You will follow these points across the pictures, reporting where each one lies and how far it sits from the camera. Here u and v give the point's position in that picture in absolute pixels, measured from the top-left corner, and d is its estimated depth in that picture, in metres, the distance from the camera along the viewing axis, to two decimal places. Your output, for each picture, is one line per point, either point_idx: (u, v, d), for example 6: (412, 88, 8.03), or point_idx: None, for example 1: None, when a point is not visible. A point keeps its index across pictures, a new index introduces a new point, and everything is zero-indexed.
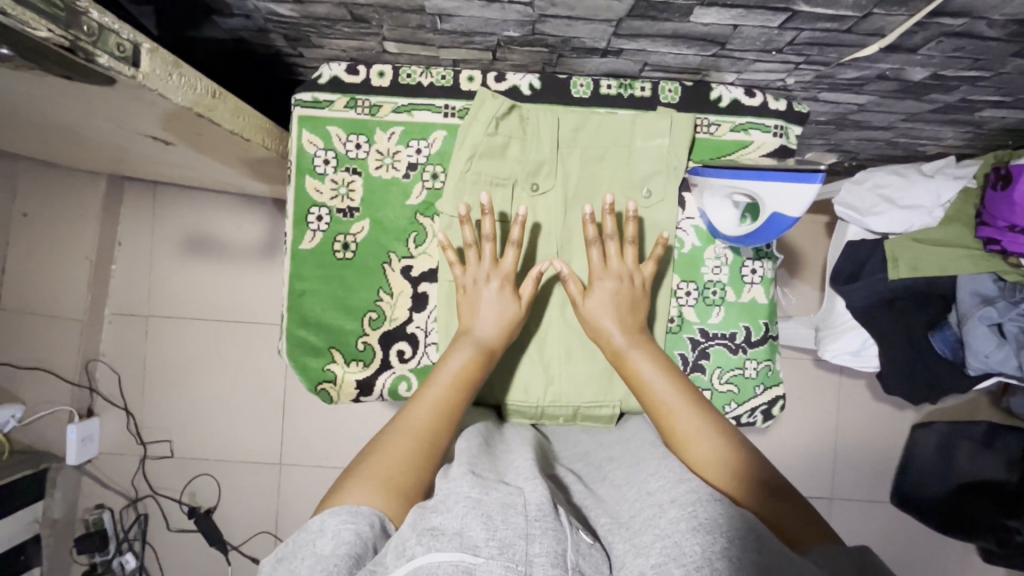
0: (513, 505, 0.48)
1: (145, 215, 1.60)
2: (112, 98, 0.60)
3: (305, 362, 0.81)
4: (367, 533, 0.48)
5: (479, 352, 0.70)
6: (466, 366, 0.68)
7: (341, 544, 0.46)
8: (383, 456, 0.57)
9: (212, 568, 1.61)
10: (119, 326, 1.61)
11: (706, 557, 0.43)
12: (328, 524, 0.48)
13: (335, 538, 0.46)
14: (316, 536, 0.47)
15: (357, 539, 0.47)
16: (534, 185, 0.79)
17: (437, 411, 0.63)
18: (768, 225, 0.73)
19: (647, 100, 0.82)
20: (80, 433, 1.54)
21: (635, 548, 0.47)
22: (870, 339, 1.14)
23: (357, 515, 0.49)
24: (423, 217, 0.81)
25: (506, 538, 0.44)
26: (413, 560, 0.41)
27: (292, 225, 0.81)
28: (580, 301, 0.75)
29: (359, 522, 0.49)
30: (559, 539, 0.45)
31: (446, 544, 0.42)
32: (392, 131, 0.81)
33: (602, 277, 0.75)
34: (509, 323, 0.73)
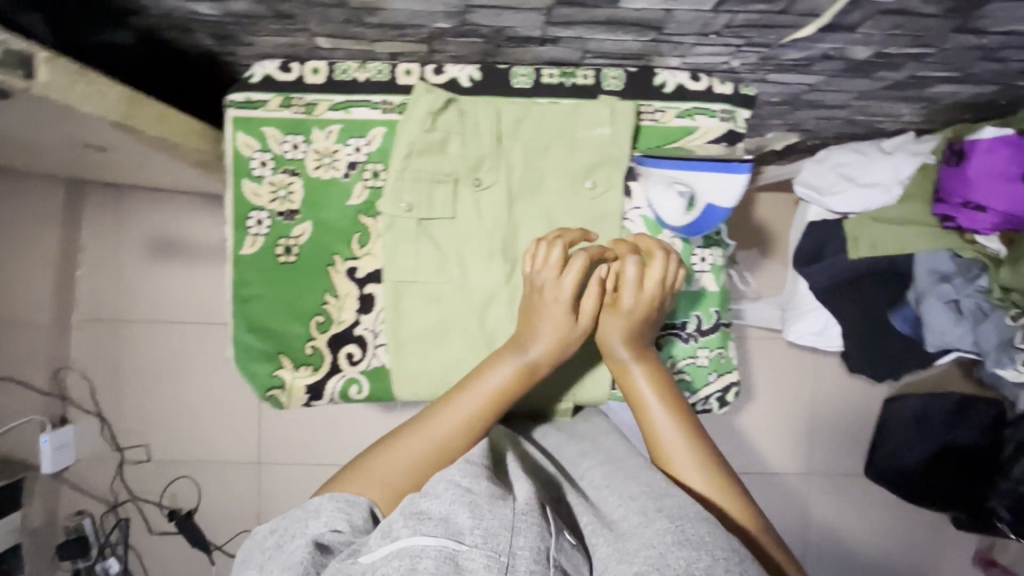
0: (501, 501, 0.51)
1: (106, 218, 1.57)
2: (17, 109, 0.57)
3: (253, 368, 0.81)
4: (351, 526, 0.54)
5: (520, 367, 0.70)
6: (501, 381, 0.69)
7: (330, 531, 0.53)
8: (402, 461, 0.62)
9: (197, 568, 1.62)
10: (87, 332, 1.58)
11: (688, 570, 0.46)
12: (325, 508, 0.56)
13: (327, 525, 0.54)
14: (313, 515, 0.55)
15: (346, 529, 0.54)
16: (476, 181, 0.78)
17: (463, 426, 0.65)
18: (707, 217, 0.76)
19: (590, 88, 0.80)
20: (54, 442, 1.52)
21: (618, 553, 0.49)
22: (832, 319, 1.14)
23: (352, 507, 0.56)
24: (365, 217, 0.80)
25: (495, 529, 0.48)
26: (400, 541, 0.46)
27: (232, 230, 0.80)
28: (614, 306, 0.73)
29: (352, 513, 0.56)
30: (542, 535, 0.48)
31: (433, 529, 0.47)
32: (330, 129, 0.79)
33: (648, 288, 0.73)
34: (561, 341, 0.72)
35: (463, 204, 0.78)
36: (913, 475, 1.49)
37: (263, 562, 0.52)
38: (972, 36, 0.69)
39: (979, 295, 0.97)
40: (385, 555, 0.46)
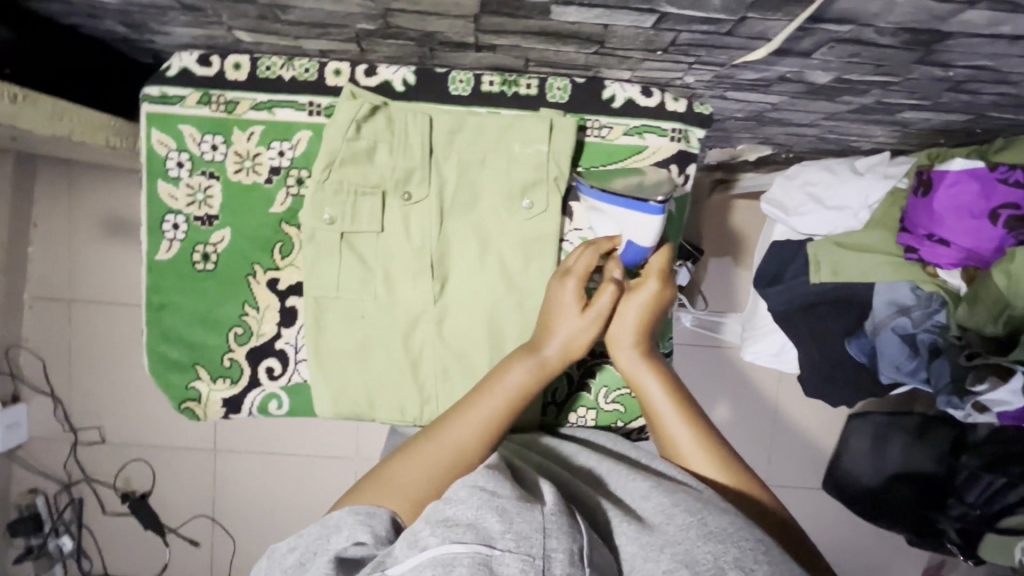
0: (526, 500, 0.47)
1: (58, 195, 1.51)
2: None
3: (168, 379, 0.77)
4: (376, 537, 0.51)
5: (535, 366, 0.66)
6: (518, 380, 0.65)
7: (353, 547, 0.50)
8: (420, 467, 0.58)
9: (150, 549, 1.63)
10: (40, 311, 1.55)
11: (718, 565, 0.44)
12: (344, 522, 0.52)
13: (350, 541, 0.50)
14: (332, 531, 0.51)
15: (368, 541, 0.50)
16: (406, 194, 0.73)
17: (479, 430, 0.61)
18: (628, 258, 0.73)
19: (533, 98, 0.75)
20: (5, 422, 1.49)
21: (644, 551, 0.47)
22: (790, 343, 1.12)
23: (372, 518, 0.53)
24: (288, 226, 0.75)
25: (528, 530, 0.44)
26: (429, 550, 0.43)
27: (146, 234, 0.75)
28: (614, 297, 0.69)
29: (373, 524, 0.52)
30: (574, 535, 0.46)
31: (462, 536, 0.43)
32: (251, 130, 0.74)
33: (650, 280, 0.68)
34: (575, 339, 0.67)
35: (392, 218, 0.74)
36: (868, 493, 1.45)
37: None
38: (936, 68, 0.63)
39: (935, 331, 0.94)
40: (416, 564, 0.43)
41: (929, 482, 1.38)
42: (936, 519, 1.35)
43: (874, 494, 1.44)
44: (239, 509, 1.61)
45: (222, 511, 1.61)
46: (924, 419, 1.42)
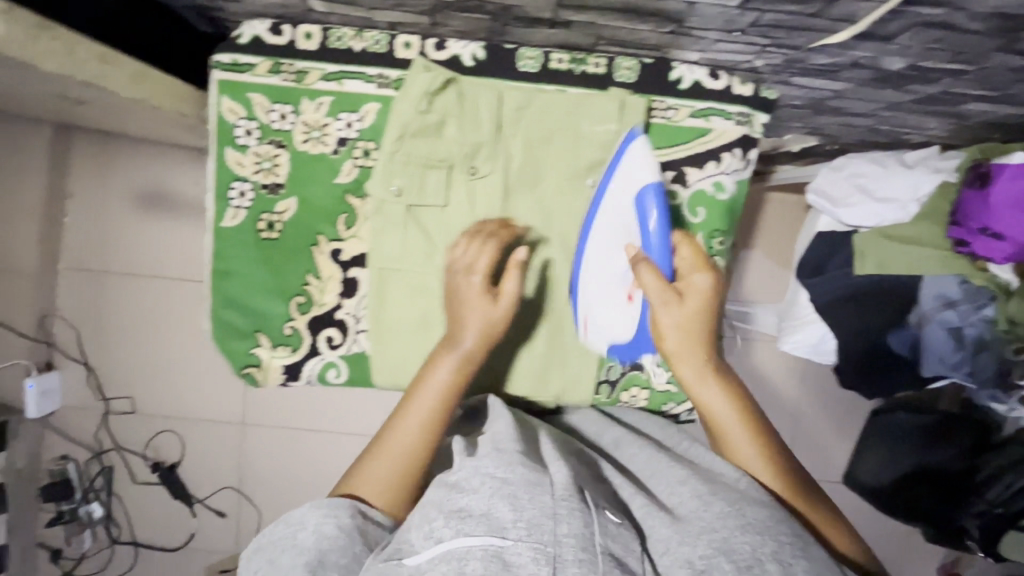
0: (539, 486, 0.52)
1: (93, 164, 1.48)
2: None
3: (230, 344, 0.79)
4: (336, 533, 0.53)
5: (456, 359, 0.64)
6: (440, 379, 0.64)
7: (324, 541, 0.52)
8: (388, 477, 0.61)
9: (176, 517, 1.64)
10: (73, 283, 1.53)
11: (754, 556, 0.47)
12: (308, 519, 0.54)
13: (315, 537, 0.53)
14: (298, 530, 0.53)
15: (338, 533, 0.53)
16: (472, 169, 0.74)
17: (421, 429, 0.62)
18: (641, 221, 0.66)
19: (601, 77, 0.75)
20: (40, 388, 1.50)
21: (678, 535, 0.51)
22: (829, 332, 1.11)
23: (336, 510, 0.55)
24: (352, 197, 0.76)
25: (540, 518, 0.49)
26: (444, 543, 0.48)
27: (212, 200, 0.76)
28: (665, 308, 0.64)
29: (338, 516, 0.55)
30: (585, 519, 0.49)
31: (474, 529, 0.48)
32: (320, 101, 0.74)
33: (697, 278, 0.65)
34: (491, 329, 0.66)
35: (457, 192, 0.75)
36: (884, 490, 1.35)
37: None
38: (1016, 57, 0.63)
39: (983, 324, 0.95)
40: (432, 557, 0.47)
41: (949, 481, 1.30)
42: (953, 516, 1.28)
43: (889, 492, 1.34)
44: (266, 480, 1.62)
45: (248, 484, 1.63)
46: (946, 418, 1.32)
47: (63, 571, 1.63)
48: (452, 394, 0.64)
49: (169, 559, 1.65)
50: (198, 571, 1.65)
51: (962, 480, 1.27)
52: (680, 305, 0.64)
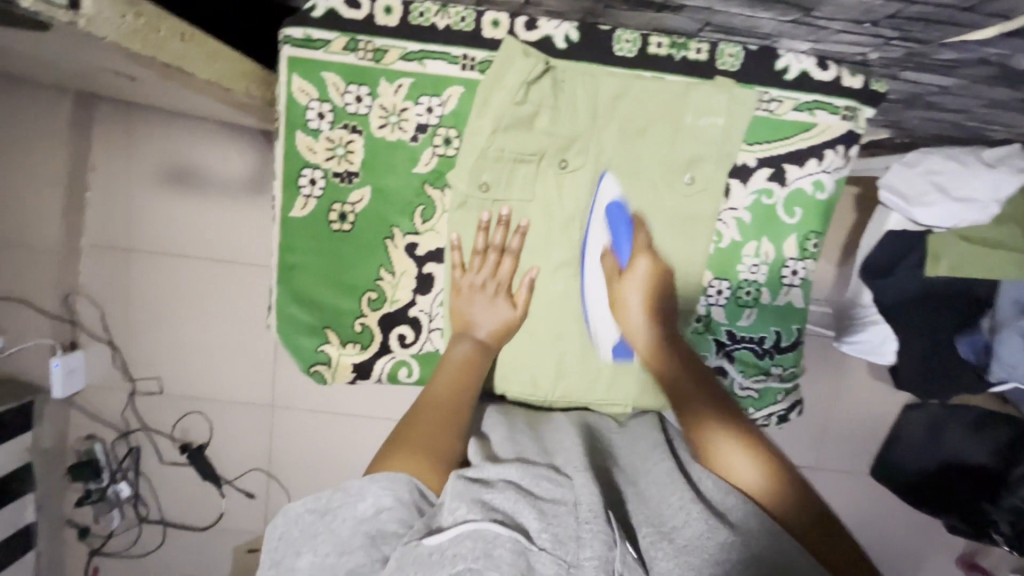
0: (563, 502, 0.46)
1: (119, 128, 1.28)
2: (69, 39, 0.50)
3: (297, 341, 0.75)
4: (399, 506, 0.46)
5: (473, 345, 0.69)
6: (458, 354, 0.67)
7: (382, 515, 0.45)
8: (405, 454, 0.53)
9: (204, 500, 1.42)
10: (99, 260, 1.32)
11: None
12: (366, 490, 0.47)
13: (374, 509, 0.46)
14: (356, 499, 0.46)
15: (398, 507, 0.46)
16: (563, 162, 0.70)
17: (446, 390, 0.63)
18: (615, 227, 0.71)
19: (703, 65, 0.69)
20: (65, 367, 1.29)
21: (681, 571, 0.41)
22: (892, 334, 1.08)
23: (396, 482, 0.48)
24: (431, 188, 0.72)
25: (568, 534, 0.43)
26: (468, 522, 0.42)
27: (281, 188, 0.71)
28: (614, 284, 0.70)
29: (397, 488, 0.47)
30: (610, 543, 0.42)
31: (502, 522, 0.43)
32: (399, 83, 0.69)
33: (643, 257, 0.70)
34: (503, 330, 0.71)
35: (545, 186, 0.71)
36: (916, 482, 1.27)
37: (311, 552, 0.44)
38: None
39: None
40: (454, 535, 0.42)
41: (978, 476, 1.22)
42: (983, 509, 1.20)
43: (923, 483, 1.27)
44: (301, 469, 1.40)
45: (280, 466, 1.40)
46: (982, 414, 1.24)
47: (89, 550, 1.43)
48: (456, 386, 0.63)
49: (200, 540, 1.44)
50: (226, 553, 1.44)
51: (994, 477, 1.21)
52: (627, 280, 0.70)
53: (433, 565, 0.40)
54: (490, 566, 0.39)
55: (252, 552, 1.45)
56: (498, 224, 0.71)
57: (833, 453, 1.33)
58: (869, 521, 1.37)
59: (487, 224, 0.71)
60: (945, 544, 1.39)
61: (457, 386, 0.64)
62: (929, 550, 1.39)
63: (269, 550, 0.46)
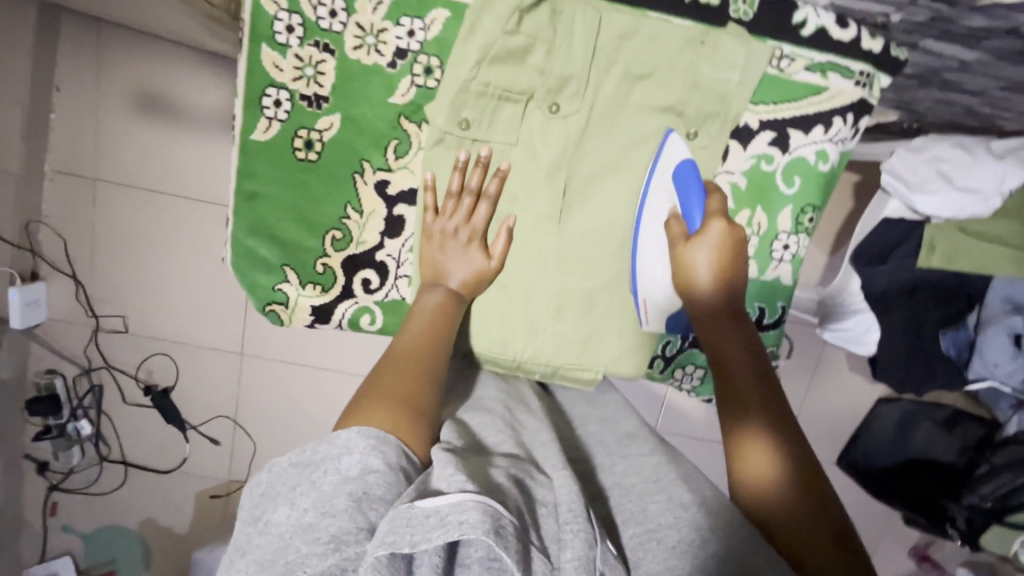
0: (545, 504, 0.45)
1: (86, 48, 1.15)
2: None
3: (253, 278, 0.70)
4: (387, 467, 0.42)
5: (446, 297, 0.64)
6: (430, 305, 0.63)
7: (369, 477, 0.41)
8: (382, 409, 0.49)
9: (168, 445, 1.37)
10: (62, 188, 1.22)
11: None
12: (355, 445, 0.43)
13: (360, 467, 0.41)
14: (342, 453, 0.42)
15: (386, 471, 0.42)
16: (553, 106, 0.65)
17: (416, 338, 0.59)
18: (685, 192, 0.63)
19: (714, 11, 0.64)
20: (24, 298, 1.20)
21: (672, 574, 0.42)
22: (874, 324, 1.03)
23: (385, 444, 0.44)
24: (408, 122, 0.67)
25: (551, 536, 0.42)
26: (471, 492, 0.39)
27: (242, 107, 0.65)
28: (675, 241, 0.63)
29: (386, 451, 0.43)
30: (592, 542, 0.41)
31: (501, 503, 0.40)
32: (379, 0, 0.62)
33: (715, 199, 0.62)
34: (476, 281, 0.66)
35: (531, 130, 0.66)
36: (882, 475, 1.27)
37: (289, 507, 0.40)
38: None
39: None
40: (458, 502, 0.38)
41: (943, 471, 1.23)
42: (945, 505, 1.21)
43: (890, 474, 1.26)
44: (268, 418, 1.35)
45: (247, 414, 1.35)
46: (953, 412, 1.24)
47: (48, 486, 1.37)
48: (427, 334, 0.59)
49: (162, 483, 1.39)
50: (189, 498, 1.40)
51: (959, 472, 1.22)
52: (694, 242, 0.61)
53: (432, 528, 0.36)
54: (499, 543, 0.36)
55: (213, 499, 1.41)
56: (476, 165, 0.66)
57: None
58: None
59: (464, 164, 0.65)
60: (901, 537, 1.41)
61: (433, 336, 0.59)
62: (885, 542, 1.41)
63: (254, 509, 0.42)
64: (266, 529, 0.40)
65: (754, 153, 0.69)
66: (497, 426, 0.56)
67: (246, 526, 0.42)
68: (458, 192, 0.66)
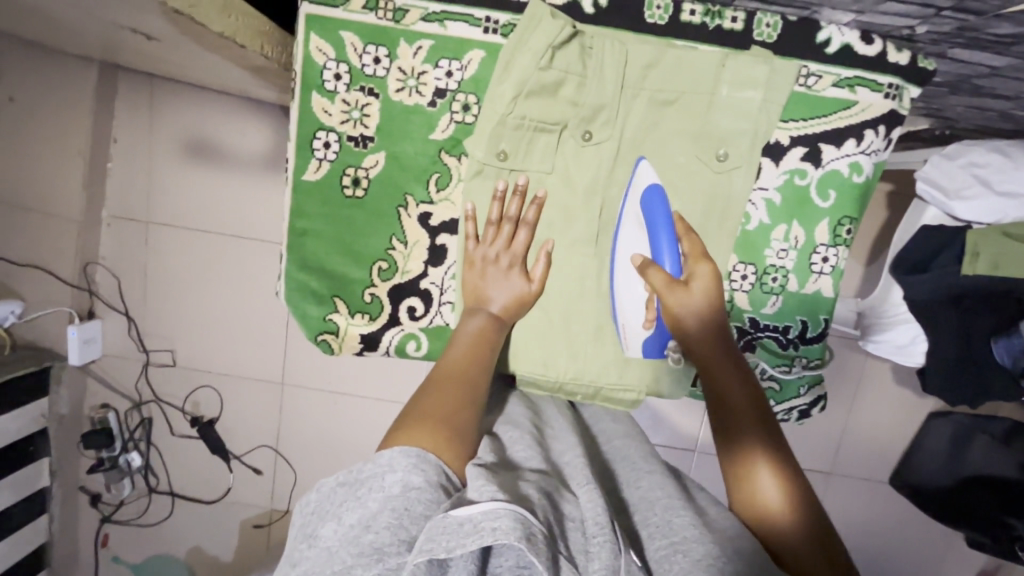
0: (573, 518, 0.45)
1: (139, 104, 1.24)
2: None
3: (304, 309, 0.73)
4: (430, 483, 0.44)
5: (489, 321, 0.65)
6: (474, 331, 0.64)
7: (410, 494, 0.42)
8: (433, 431, 0.50)
9: (213, 476, 1.41)
10: (117, 232, 1.30)
11: None
12: (398, 464, 0.44)
13: (402, 484, 0.43)
14: (385, 471, 0.44)
15: (426, 488, 0.43)
16: (586, 134, 0.68)
17: (462, 362, 0.60)
18: (652, 220, 0.65)
19: (738, 36, 0.66)
20: (82, 336, 1.28)
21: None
22: (921, 335, 1.00)
23: (425, 462, 0.45)
24: (448, 156, 0.70)
25: (575, 549, 0.43)
26: (501, 500, 0.40)
27: (295, 150, 0.70)
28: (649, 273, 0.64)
29: (426, 470, 0.45)
30: (616, 552, 0.42)
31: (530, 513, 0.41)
32: (419, 45, 0.66)
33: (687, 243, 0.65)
34: (517, 304, 0.68)
35: (565, 158, 0.69)
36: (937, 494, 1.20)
37: (337, 521, 0.42)
38: None
39: None
40: (490, 509, 0.39)
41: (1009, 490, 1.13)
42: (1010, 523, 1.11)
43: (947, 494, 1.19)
44: (309, 447, 1.38)
45: (289, 444, 1.38)
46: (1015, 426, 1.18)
47: (100, 517, 1.42)
48: (472, 358, 0.61)
49: (207, 514, 1.42)
50: (232, 527, 1.43)
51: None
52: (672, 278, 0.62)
53: (466, 535, 0.38)
54: (530, 549, 0.38)
55: (257, 529, 1.43)
56: (514, 194, 0.69)
57: (850, 459, 1.28)
58: (886, 532, 1.32)
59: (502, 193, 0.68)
60: (965, 560, 1.34)
61: (477, 359, 0.61)
62: (947, 565, 1.33)
63: (304, 525, 0.44)
64: (315, 543, 0.41)
65: (787, 168, 0.70)
66: (546, 447, 0.57)
67: (296, 541, 0.44)
68: (497, 218, 0.69)
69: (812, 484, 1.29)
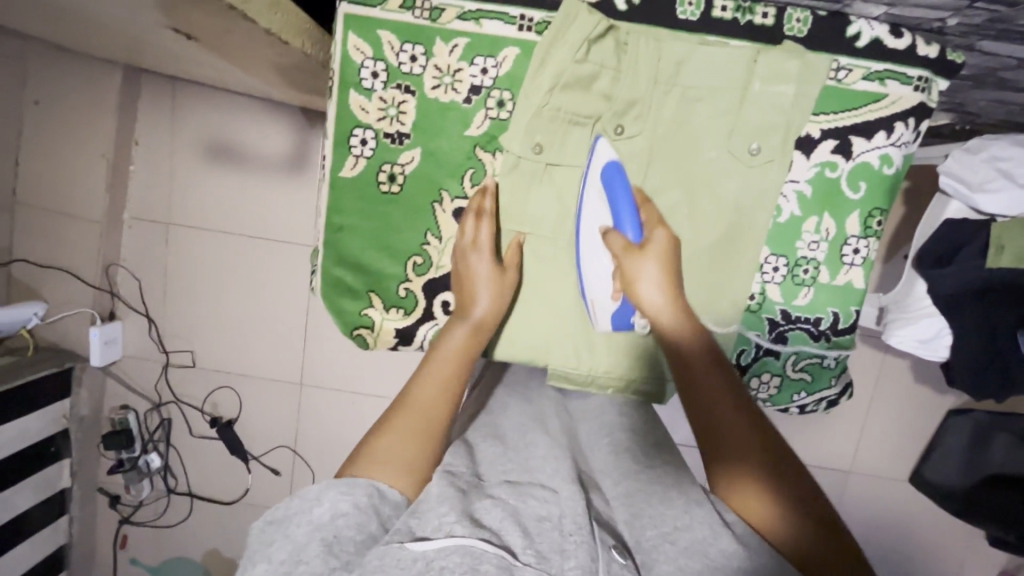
0: (548, 518, 0.46)
1: (161, 108, 1.26)
2: None
3: (340, 304, 0.75)
4: (362, 506, 0.45)
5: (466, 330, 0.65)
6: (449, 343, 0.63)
7: (338, 521, 0.43)
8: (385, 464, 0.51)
9: (232, 476, 1.41)
10: (139, 234, 1.31)
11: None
12: (324, 495, 0.45)
13: (331, 513, 0.44)
14: (312, 504, 0.44)
15: (355, 512, 0.44)
16: (619, 127, 0.69)
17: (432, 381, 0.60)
18: (613, 194, 0.66)
19: (769, 31, 0.67)
20: (104, 337, 1.29)
21: None
22: (946, 328, 1.00)
23: (353, 487, 0.46)
24: (483, 151, 0.71)
25: (545, 552, 0.43)
26: (456, 536, 0.40)
27: (332, 147, 0.71)
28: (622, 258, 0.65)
29: (355, 493, 0.46)
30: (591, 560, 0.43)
31: (492, 535, 0.42)
32: (455, 43, 0.68)
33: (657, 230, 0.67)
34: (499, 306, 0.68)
35: None
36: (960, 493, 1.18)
37: (267, 561, 0.41)
38: None
39: None
40: (443, 546, 0.40)
41: None
42: None
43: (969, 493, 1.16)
44: (326, 447, 1.39)
45: (307, 445, 1.39)
46: None
47: (120, 518, 1.43)
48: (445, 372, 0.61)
49: (225, 515, 1.43)
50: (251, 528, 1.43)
51: None
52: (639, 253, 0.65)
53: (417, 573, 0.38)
54: None
55: None
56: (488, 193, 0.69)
57: (870, 456, 1.28)
58: (906, 529, 1.31)
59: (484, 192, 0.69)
60: (986, 558, 1.33)
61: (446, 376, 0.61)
62: (968, 564, 1.33)
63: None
64: None
65: (818, 161, 0.70)
66: None
67: None
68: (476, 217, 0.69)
69: (832, 481, 1.29)
